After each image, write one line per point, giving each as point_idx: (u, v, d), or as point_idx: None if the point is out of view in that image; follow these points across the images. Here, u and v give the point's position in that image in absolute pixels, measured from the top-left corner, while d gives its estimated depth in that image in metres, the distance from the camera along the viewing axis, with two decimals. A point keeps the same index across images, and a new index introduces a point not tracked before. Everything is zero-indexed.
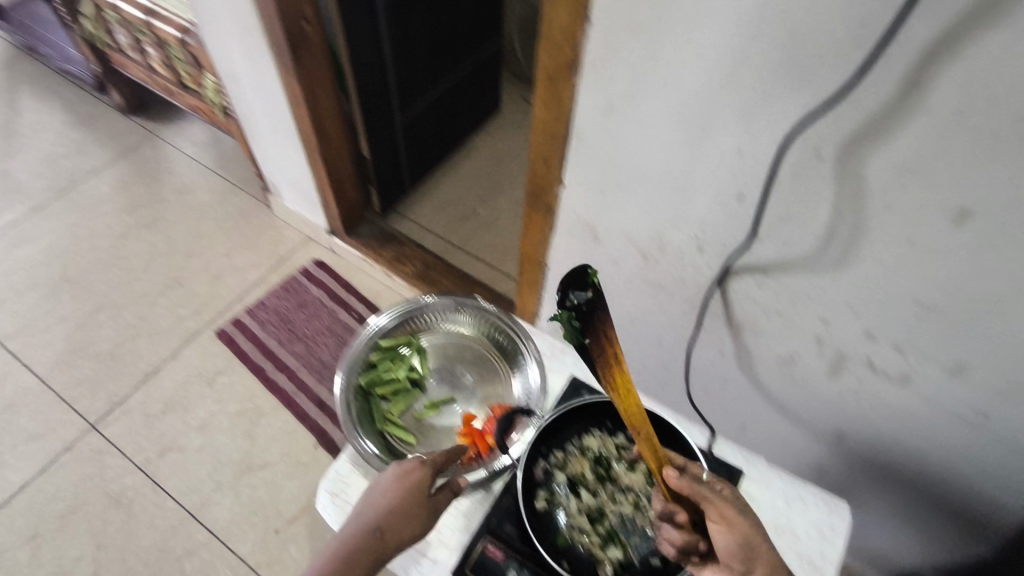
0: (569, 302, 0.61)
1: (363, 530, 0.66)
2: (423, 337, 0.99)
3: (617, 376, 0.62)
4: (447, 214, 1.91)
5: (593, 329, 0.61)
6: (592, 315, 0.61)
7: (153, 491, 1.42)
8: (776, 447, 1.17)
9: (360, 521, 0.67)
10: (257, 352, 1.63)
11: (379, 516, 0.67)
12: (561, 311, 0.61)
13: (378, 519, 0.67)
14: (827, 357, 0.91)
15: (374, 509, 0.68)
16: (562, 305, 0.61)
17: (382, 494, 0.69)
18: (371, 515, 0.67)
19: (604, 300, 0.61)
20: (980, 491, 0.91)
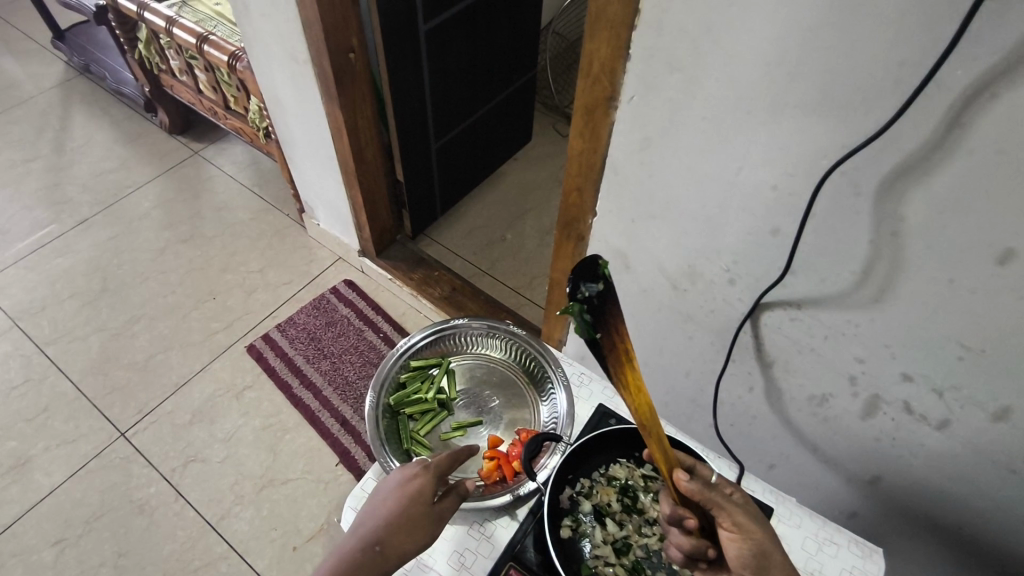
0: (581, 294, 0.58)
1: (362, 546, 0.66)
2: (454, 357, 1.00)
3: (628, 374, 0.60)
4: (476, 239, 1.93)
5: (604, 324, 0.58)
6: (603, 309, 0.58)
7: (176, 501, 1.44)
8: (804, 487, 1.14)
9: (359, 537, 0.68)
10: (284, 368, 1.66)
11: (379, 531, 0.68)
12: (572, 303, 0.58)
13: (377, 533, 0.67)
14: (861, 396, 0.89)
15: (373, 524, 0.68)
16: (572, 297, 0.58)
17: (378, 510, 0.70)
18: (371, 530, 0.68)
19: (615, 294, 0.59)
20: (1021, 543, 0.88)
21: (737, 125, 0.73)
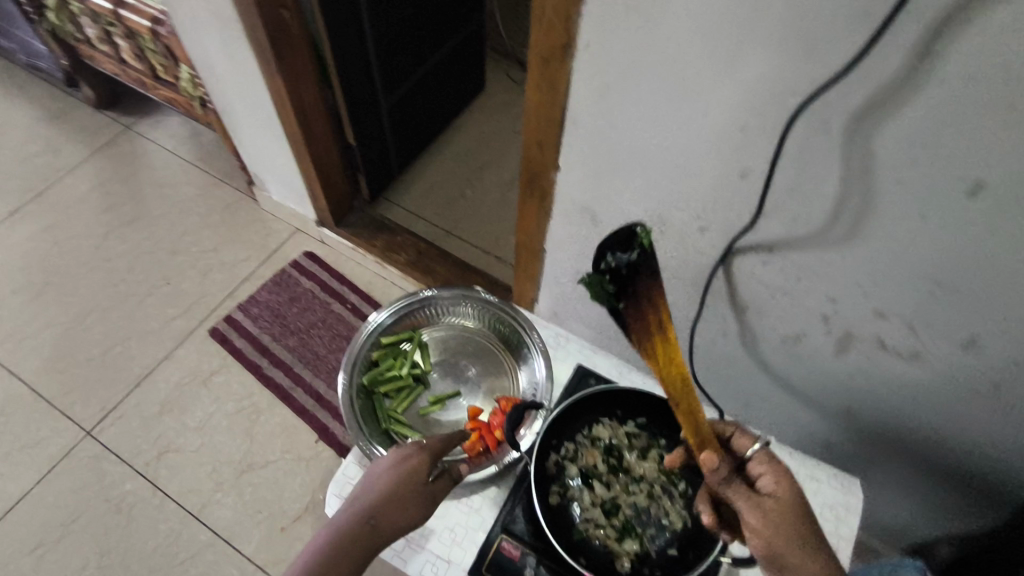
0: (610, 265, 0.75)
1: (356, 519, 0.66)
2: (425, 329, 0.97)
3: (651, 345, 0.68)
4: (438, 199, 1.87)
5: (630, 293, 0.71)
6: (628, 277, 0.72)
7: (153, 495, 1.41)
8: (779, 423, 1.17)
9: (353, 511, 0.67)
10: (251, 349, 1.60)
11: (373, 505, 0.67)
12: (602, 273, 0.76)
13: (371, 507, 0.67)
14: (833, 333, 0.90)
15: (367, 498, 0.68)
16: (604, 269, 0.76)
17: (373, 483, 0.69)
18: (366, 505, 0.67)
19: (643, 264, 0.72)
20: (987, 460, 0.91)
21: (703, 68, 0.69)
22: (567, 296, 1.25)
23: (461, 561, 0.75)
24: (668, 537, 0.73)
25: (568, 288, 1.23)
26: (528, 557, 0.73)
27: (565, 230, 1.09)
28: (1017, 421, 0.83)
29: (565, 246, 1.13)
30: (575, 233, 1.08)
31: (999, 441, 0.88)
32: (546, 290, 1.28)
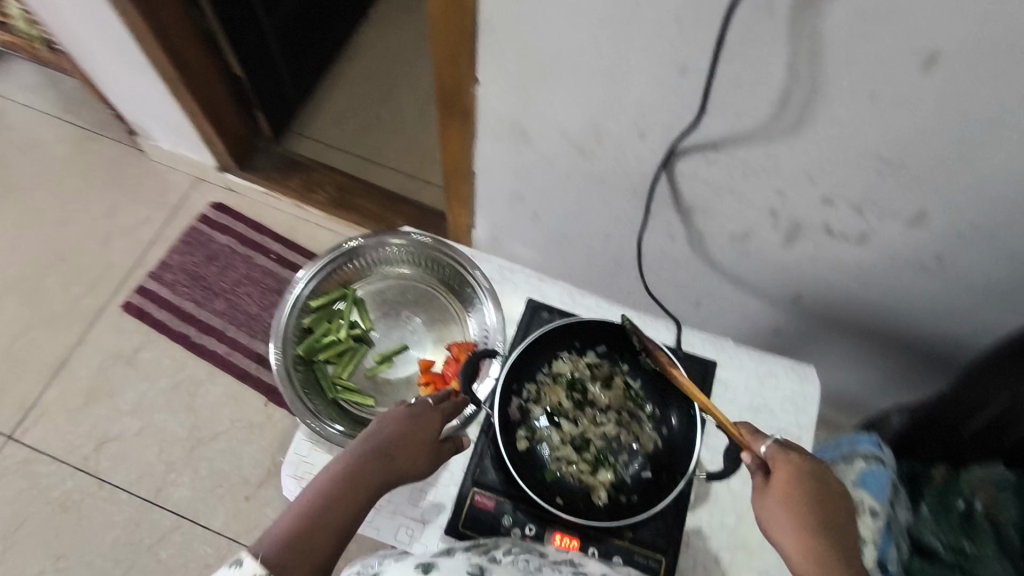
0: None
1: (373, 453, 0.62)
2: (359, 284, 0.89)
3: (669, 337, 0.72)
4: (349, 125, 1.71)
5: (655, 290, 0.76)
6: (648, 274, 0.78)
7: (101, 488, 1.32)
8: (729, 318, 1.17)
9: (369, 445, 0.63)
10: (174, 318, 1.47)
11: (389, 442, 0.63)
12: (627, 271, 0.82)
13: (387, 445, 0.63)
14: (781, 227, 0.88)
15: (384, 435, 0.64)
16: None
17: (389, 421, 0.65)
18: (382, 443, 0.63)
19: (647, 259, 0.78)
20: (930, 325, 0.94)
21: None
22: (505, 218, 1.18)
23: (434, 520, 0.72)
24: (642, 461, 0.72)
25: (505, 210, 1.15)
26: (503, 507, 0.71)
27: (494, 149, 0.99)
28: (959, 287, 0.85)
29: (497, 166, 1.03)
30: (505, 151, 0.98)
31: (940, 308, 0.90)
32: (481, 213, 1.20)
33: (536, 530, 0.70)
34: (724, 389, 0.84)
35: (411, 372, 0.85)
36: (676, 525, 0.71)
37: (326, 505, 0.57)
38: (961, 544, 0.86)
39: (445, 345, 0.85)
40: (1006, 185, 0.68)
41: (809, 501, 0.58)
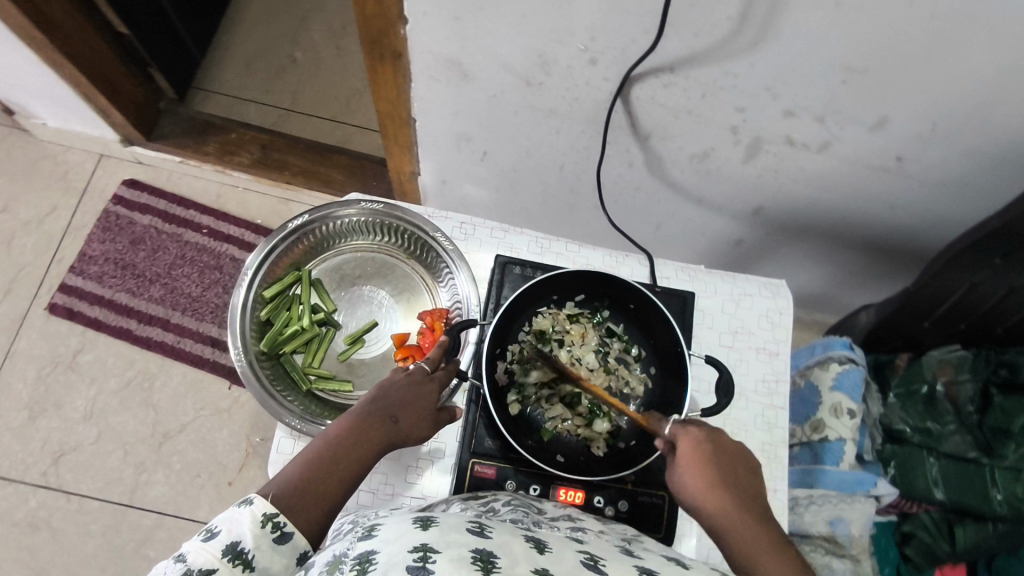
0: None
1: (380, 414, 0.62)
2: (311, 264, 0.83)
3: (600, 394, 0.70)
4: (260, 72, 1.55)
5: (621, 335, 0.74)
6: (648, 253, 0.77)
7: (69, 501, 1.25)
8: (692, 236, 1.16)
9: (377, 406, 0.63)
10: (110, 313, 1.35)
11: (394, 405, 0.64)
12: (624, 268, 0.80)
13: (390, 408, 0.63)
14: (743, 143, 0.85)
15: (389, 397, 0.64)
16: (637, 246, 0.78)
17: (394, 386, 0.65)
18: (388, 405, 0.63)
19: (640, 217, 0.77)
20: (887, 221, 0.96)
21: None
22: (452, 163, 1.09)
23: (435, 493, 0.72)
24: (634, 404, 0.73)
25: (451, 155, 1.07)
26: (504, 473, 0.70)
27: (433, 92, 0.90)
28: (917, 183, 0.85)
29: (437, 110, 0.94)
30: (445, 93, 0.89)
31: (899, 203, 0.91)
32: (424, 160, 1.11)
33: (541, 489, 0.70)
34: (701, 317, 0.84)
35: (385, 348, 0.81)
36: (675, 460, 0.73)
37: (334, 457, 0.58)
38: (927, 425, 0.94)
39: (416, 315, 0.80)
40: (968, 80, 0.67)
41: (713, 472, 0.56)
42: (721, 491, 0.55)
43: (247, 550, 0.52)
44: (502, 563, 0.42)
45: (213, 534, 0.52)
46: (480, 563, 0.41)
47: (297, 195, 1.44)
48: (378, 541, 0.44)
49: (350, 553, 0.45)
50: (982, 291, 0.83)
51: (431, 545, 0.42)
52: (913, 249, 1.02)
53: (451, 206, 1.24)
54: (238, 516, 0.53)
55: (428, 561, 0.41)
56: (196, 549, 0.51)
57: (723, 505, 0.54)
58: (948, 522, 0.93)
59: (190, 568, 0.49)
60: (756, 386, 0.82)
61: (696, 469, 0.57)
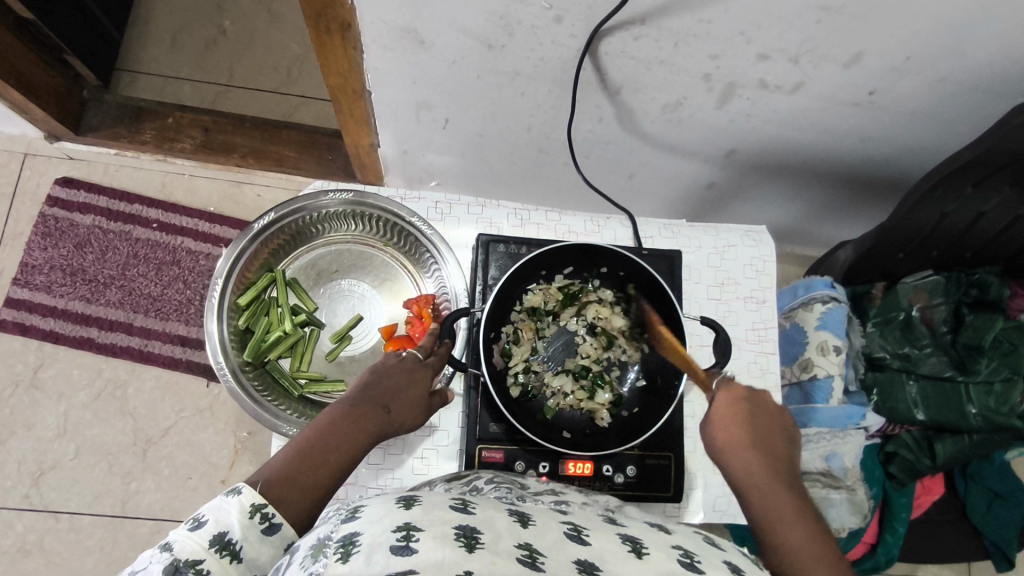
0: None
1: (372, 402, 0.61)
2: (284, 264, 0.85)
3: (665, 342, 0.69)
4: (188, 45, 1.43)
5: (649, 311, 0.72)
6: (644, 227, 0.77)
7: (59, 520, 1.21)
8: (666, 186, 1.13)
9: (367, 394, 0.61)
10: (67, 324, 1.27)
11: (385, 392, 0.62)
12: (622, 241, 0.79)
13: (382, 396, 0.62)
14: (716, 91, 0.82)
15: (380, 384, 0.63)
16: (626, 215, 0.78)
17: (384, 372, 0.64)
18: (379, 392, 0.62)
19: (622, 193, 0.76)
20: (858, 153, 0.96)
21: None
22: (414, 133, 1.01)
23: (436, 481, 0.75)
24: (633, 375, 0.75)
25: (410, 125, 0.98)
26: (512, 456, 0.72)
27: (387, 61, 0.81)
28: (889, 115, 0.85)
29: (393, 80, 0.86)
30: (402, 64, 0.82)
31: (870, 136, 0.91)
32: (383, 131, 1.00)
33: (551, 465, 0.72)
34: (689, 273, 0.84)
35: (374, 341, 0.87)
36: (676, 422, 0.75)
37: (323, 445, 0.57)
38: (906, 350, 1.01)
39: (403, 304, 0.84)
40: (943, 11, 0.66)
41: (748, 437, 0.60)
42: (756, 455, 0.59)
43: (235, 541, 0.50)
44: (486, 539, 0.41)
45: (200, 523, 0.51)
46: (464, 540, 0.40)
47: (248, 176, 1.35)
48: (360, 522, 0.42)
49: (331, 535, 0.42)
50: (955, 218, 0.84)
51: (415, 524, 0.41)
52: (883, 178, 1.03)
53: (414, 174, 1.15)
54: (226, 506, 0.52)
55: (411, 539, 0.40)
56: (183, 538, 0.50)
57: (755, 467, 0.59)
58: (928, 438, 1.02)
59: (178, 559, 0.48)
60: (746, 335, 0.83)
61: (734, 431, 0.61)
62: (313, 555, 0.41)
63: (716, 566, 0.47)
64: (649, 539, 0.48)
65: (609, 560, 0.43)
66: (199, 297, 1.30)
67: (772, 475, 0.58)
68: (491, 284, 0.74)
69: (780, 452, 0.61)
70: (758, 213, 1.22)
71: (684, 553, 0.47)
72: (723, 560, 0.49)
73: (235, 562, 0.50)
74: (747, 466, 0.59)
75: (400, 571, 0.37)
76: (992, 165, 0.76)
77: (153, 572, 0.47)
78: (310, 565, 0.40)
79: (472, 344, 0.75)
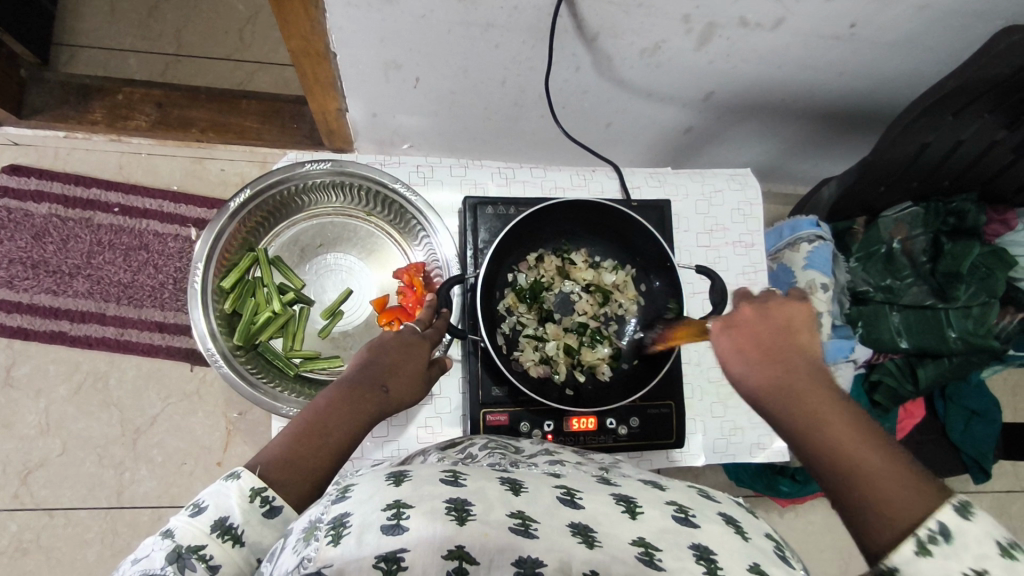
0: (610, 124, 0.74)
1: (370, 382, 0.59)
2: (265, 242, 0.83)
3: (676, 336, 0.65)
4: (129, 13, 1.35)
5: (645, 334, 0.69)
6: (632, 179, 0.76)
7: (54, 516, 1.19)
8: (643, 135, 1.11)
9: (365, 374, 0.60)
10: (36, 320, 1.22)
11: (382, 371, 0.61)
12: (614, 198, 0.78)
13: (379, 376, 0.60)
14: (695, 32, 0.80)
15: (377, 363, 0.61)
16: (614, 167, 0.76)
17: (382, 350, 0.62)
18: (378, 371, 0.60)
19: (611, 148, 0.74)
20: (836, 87, 0.95)
21: None
22: (383, 93, 0.95)
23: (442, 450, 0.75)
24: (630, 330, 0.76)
25: (379, 86, 0.93)
26: (518, 418, 0.72)
27: (351, 19, 0.76)
28: (868, 47, 0.84)
29: (359, 38, 0.80)
30: (368, 23, 0.77)
31: (849, 68, 0.90)
32: (351, 94, 0.95)
33: (555, 424, 0.73)
34: (677, 222, 0.84)
35: (368, 314, 0.86)
36: (675, 371, 0.76)
37: (323, 426, 0.56)
38: (889, 283, 1.05)
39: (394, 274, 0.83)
40: None
41: (790, 376, 0.53)
42: (810, 393, 0.53)
43: (236, 525, 0.50)
44: (478, 510, 0.41)
45: (200, 509, 0.50)
46: (455, 514, 0.40)
47: (210, 150, 1.29)
48: (350, 503, 0.41)
49: (321, 517, 0.41)
50: (935, 148, 0.87)
51: (405, 501, 0.41)
52: (860, 111, 1.03)
53: (386, 137, 1.11)
54: (226, 491, 0.51)
55: (401, 517, 0.39)
56: (184, 525, 0.49)
57: (809, 407, 0.52)
58: (910, 364, 1.07)
59: (180, 545, 0.48)
60: (738, 279, 0.85)
61: (773, 373, 0.53)
62: (305, 538, 0.40)
63: (711, 519, 0.47)
64: (643, 497, 0.49)
65: (603, 522, 0.44)
66: (172, 281, 1.26)
67: (829, 411, 0.51)
68: (482, 248, 0.73)
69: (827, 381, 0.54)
70: (737, 154, 1.22)
71: (679, 508, 0.48)
72: (719, 512, 0.50)
73: (238, 545, 0.49)
74: (800, 408, 0.52)
75: (392, 551, 0.37)
76: (972, 93, 0.78)
77: (156, 560, 0.47)
78: (302, 549, 0.39)
79: (468, 310, 0.75)
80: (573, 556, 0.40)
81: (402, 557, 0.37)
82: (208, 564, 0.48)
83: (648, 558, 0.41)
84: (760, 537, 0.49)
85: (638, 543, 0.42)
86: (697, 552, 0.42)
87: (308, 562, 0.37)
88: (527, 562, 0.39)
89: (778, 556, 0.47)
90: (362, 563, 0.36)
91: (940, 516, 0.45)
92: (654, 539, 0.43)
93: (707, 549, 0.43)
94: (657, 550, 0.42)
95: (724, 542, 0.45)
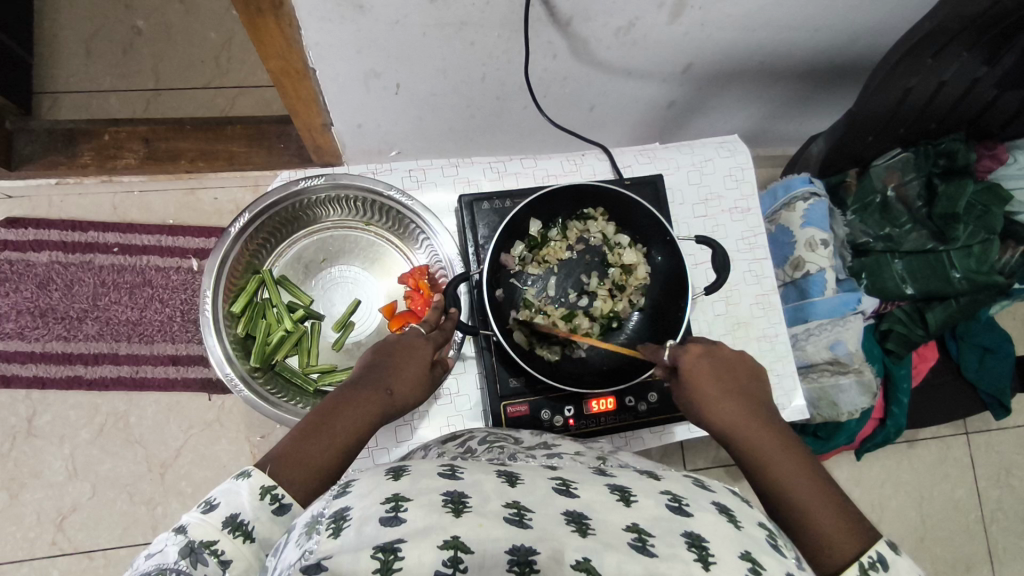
0: None
1: (376, 385, 0.60)
2: (270, 263, 0.85)
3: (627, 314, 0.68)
4: (105, 53, 1.35)
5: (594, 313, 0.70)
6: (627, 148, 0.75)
7: (93, 559, 1.20)
8: (625, 114, 1.11)
9: (370, 377, 0.61)
10: (50, 367, 1.23)
11: (388, 374, 0.61)
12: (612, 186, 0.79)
13: (385, 379, 0.61)
14: (669, 6, 0.80)
15: (381, 366, 0.62)
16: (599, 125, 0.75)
17: (387, 351, 0.63)
18: (384, 373, 0.61)
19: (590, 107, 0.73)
20: (811, 41, 0.95)
21: None
22: (366, 103, 0.95)
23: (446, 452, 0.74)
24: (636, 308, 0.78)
25: (360, 97, 0.93)
26: (536, 405, 0.74)
27: (325, 33, 0.75)
28: None
29: (337, 52, 0.79)
30: (344, 36, 0.76)
31: (823, 22, 0.90)
32: (334, 107, 0.94)
33: (575, 408, 0.75)
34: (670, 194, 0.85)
35: (380, 323, 0.88)
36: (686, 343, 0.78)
37: (329, 424, 0.56)
38: (887, 232, 1.09)
39: (399, 279, 0.85)
40: None
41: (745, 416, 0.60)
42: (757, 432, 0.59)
43: (248, 521, 0.50)
44: (474, 502, 0.41)
45: (212, 506, 0.50)
46: (451, 506, 0.41)
47: (199, 180, 1.28)
48: (351, 497, 0.41)
49: (323, 512, 0.41)
50: (918, 91, 0.88)
51: (403, 494, 0.41)
52: (839, 62, 1.03)
53: (373, 146, 1.10)
54: (237, 488, 0.51)
55: (400, 510, 0.40)
56: (196, 520, 0.49)
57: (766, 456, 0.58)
58: (918, 310, 1.10)
59: (192, 541, 0.48)
60: (738, 245, 0.87)
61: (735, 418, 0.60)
62: (307, 533, 0.40)
63: (705, 507, 0.46)
64: (637, 487, 0.47)
65: (598, 510, 0.43)
66: (179, 313, 1.26)
67: (770, 441, 0.58)
68: (483, 243, 0.74)
69: (774, 420, 0.61)
70: (722, 122, 1.22)
71: (672, 497, 0.47)
72: (712, 501, 0.48)
73: (248, 541, 0.49)
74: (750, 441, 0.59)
75: (389, 542, 0.37)
76: (950, 33, 0.78)
77: (169, 554, 0.47)
78: (304, 543, 0.39)
79: (477, 307, 0.77)
80: (566, 545, 0.39)
81: (399, 547, 0.37)
82: (219, 559, 0.48)
83: (641, 543, 0.41)
84: (754, 525, 0.47)
85: (632, 528, 0.42)
86: (689, 539, 0.42)
87: (310, 555, 0.38)
88: (520, 550, 0.39)
89: (770, 546, 0.46)
90: (360, 553, 0.36)
91: (879, 548, 0.52)
92: (647, 526, 0.43)
93: (699, 535, 0.43)
94: (650, 535, 0.42)
95: (717, 530, 0.44)
